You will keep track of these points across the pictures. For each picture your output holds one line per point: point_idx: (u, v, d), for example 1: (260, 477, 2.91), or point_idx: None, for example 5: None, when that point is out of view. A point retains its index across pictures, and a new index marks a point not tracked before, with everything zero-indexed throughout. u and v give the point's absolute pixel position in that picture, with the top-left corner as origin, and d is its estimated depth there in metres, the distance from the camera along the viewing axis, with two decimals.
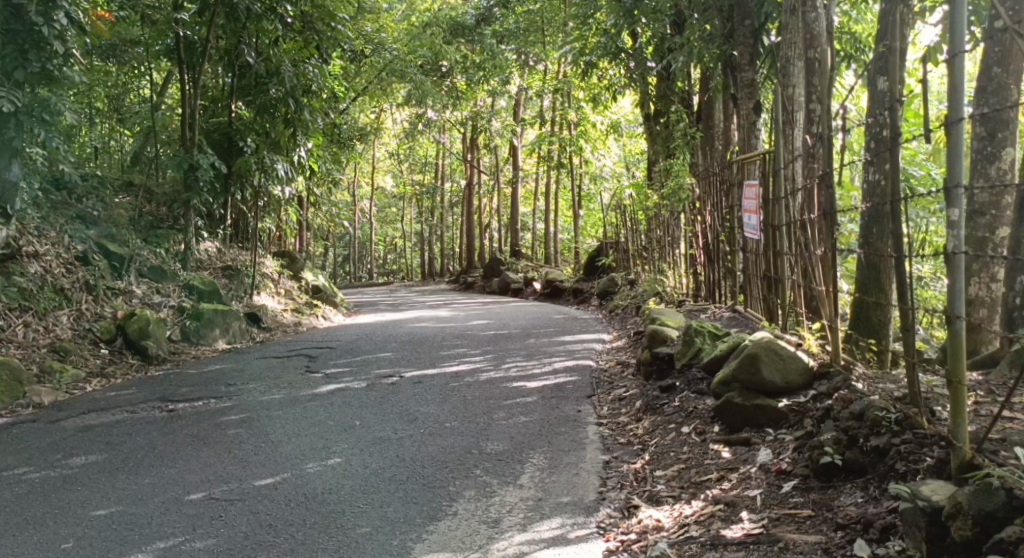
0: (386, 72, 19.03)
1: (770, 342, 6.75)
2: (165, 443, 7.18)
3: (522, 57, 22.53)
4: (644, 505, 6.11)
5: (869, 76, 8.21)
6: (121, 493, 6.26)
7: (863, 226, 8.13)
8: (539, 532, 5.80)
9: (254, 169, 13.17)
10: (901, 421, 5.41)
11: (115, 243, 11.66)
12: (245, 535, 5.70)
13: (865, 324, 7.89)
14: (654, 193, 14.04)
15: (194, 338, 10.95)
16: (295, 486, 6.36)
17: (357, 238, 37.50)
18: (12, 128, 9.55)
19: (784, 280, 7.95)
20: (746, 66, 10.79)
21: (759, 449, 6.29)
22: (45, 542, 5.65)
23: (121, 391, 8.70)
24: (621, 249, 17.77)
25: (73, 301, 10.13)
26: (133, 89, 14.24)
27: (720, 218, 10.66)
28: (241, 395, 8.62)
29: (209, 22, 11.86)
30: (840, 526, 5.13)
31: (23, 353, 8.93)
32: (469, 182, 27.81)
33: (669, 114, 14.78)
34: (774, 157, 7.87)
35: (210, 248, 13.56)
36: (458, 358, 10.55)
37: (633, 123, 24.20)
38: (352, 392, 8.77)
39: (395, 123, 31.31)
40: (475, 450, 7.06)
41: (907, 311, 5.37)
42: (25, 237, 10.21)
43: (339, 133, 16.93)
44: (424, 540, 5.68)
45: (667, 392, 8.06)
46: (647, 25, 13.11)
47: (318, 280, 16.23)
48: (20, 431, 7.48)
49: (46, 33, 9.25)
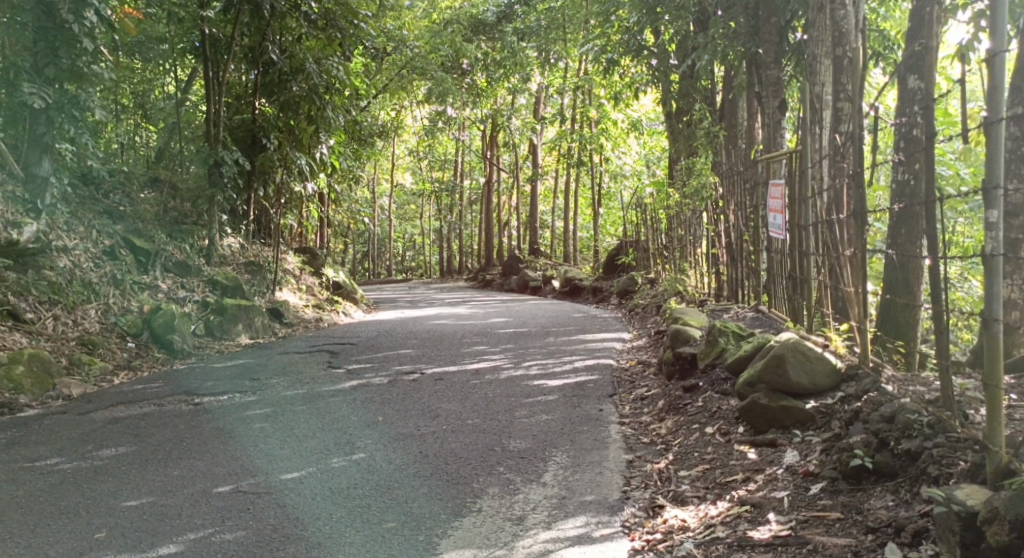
0: (407, 69, 19.19)
1: (797, 342, 6.72)
2: (192, 437, 7.20)
3: (544, 55, 22.44)
4: (669, 506, 6.08)
5: (898, 75, 8.25)
6: (151, 484, 6.28)
7: (891, 226, 8.09)
8: (563, 530, 5.78)
9: (278, 166, 13.22)
10: (933, 425, 5.41)
11: (141, 238, 11.72)
12: (274, 528, 5.70)
13: (893, 326, 7.86)
14: (676, 191, 13.96)
15: (217, 333, 10.99)
16: (321, 480, 6.38)
17: (377, 234, 37.63)
18: (43, 124, 9.76)
19: (809, 280, 7.93)
20: (773, 64, 10.81)
21: (785, 450, 6.25)
22: (79, 532, 5.65)
23: (149, 385, 8.72)
24: (641, 247, 17.75)
25: (101, 295, 10.13)
26: (158, 86, 14.27)
27: (744, 217, 10.61)
28: (265, 389, 8.65)
29: (235, 20, 11.93)
30: (871, 530, 5.06)
31: (53, 346, 8.91)
32: (488, 179, 27.82)
33: (692, 112, 14.74)
34: (801, 155, 7.87)
35: (233, 245, 13.33)
36: (479, 356, 10.55)
37: (655, 120, 24.19)
38: (374, 388, 8.79)
39: (415, 120, 31.44)
40: (498, 447, 7.06)
41: (942, 313, 5.29)
42: (55, 231, 10.33)
43: (361, 131, 17.00)
44: (450, 536, 5.67)
45: (691, 392, 8.04)
46: (670, 23, 13.00)
47: (338, 276, 16.12)
48: (51, 422, 7.52)
49: (77, 31, 9.24)
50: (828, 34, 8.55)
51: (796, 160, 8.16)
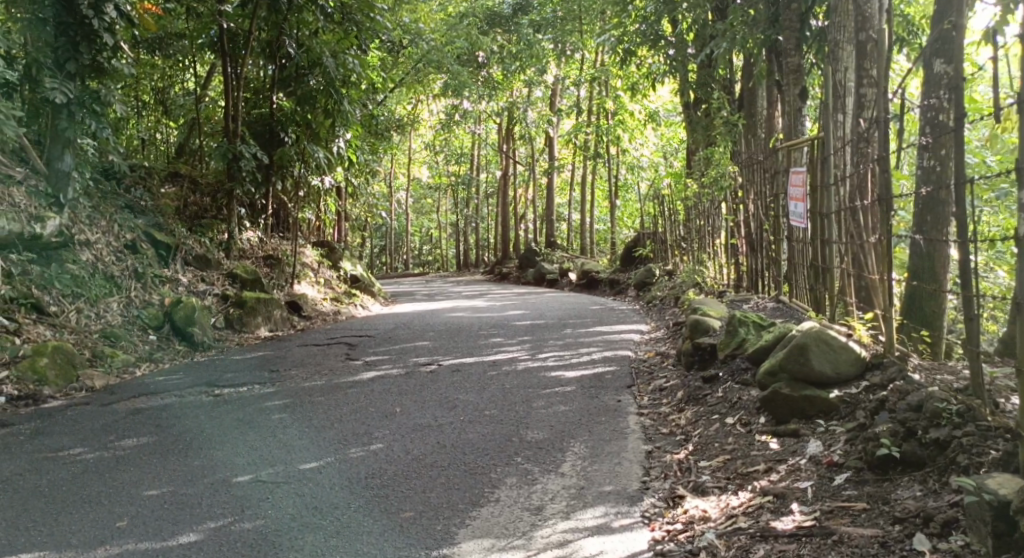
0: (423, 62, 19.15)
1: (820, 332, 6.63)
2: (213, 427, 7.17)
3: (561, 48, 22.20)
4: (689, 496, 6.00)
5: (924, 59, 8.13)
6: (171, 474, 6.25)
7: (916, 213, 8.01)
8: (583, 520, 5.71)
9: (295, 159, 13.18)
10: (962, 413, 5.32)
11: (161, 231, 11.70)
12: (292, 517, 5.66)
13: (918, 315, 7.78)
14: (695, 182, 13.87)
15: (237, 326, 10.96)
16: (339, 470, 6.33)
17: (393, 228, 37.58)
18: (65, 120, 9.53)
19: (832, 269, 7.83)
20: (792, 52, 10.76)
21: (808, 440, 6.16)
22: (100, 520, 5.62)
23: (169, 376, 8.71)
24: (659, 239, 17.64)
25: (123, 288, 10.10)
26: (178, 81, 14.23)
27: (764, 207, 10.49)
28: (284, 381, 8.62)
29: (252, 14, 11.89)
30: (898, 520, 4.98)
31: (76, 338, 8.87)
32: (504, 172, 27.73)
33: (710, 101, 14.64)
34: (823, 142, 7.81)
35: (252, 238, 13.27)
36: (497, 347, 10.49)
37: (672, 111, 24.04)
38: (392, 380, 8.75)
39: (431, 114, 31.38)
40: (516, 438, 7.00)
41: (971, 300, 5.19)
42: (77, 225, 10.31)
43: (377, 124, 16.96)
44: (467, 526, 5.61)
45: (711, 382, 7.95)
46: (688, 11, 12.91)
47: (356, 269, 16.07)
48: (74, 413, 7.50)
49: (97, 26, 9.14)
50: (850, 20, 8.48)
51: (818, 148, 8.09)
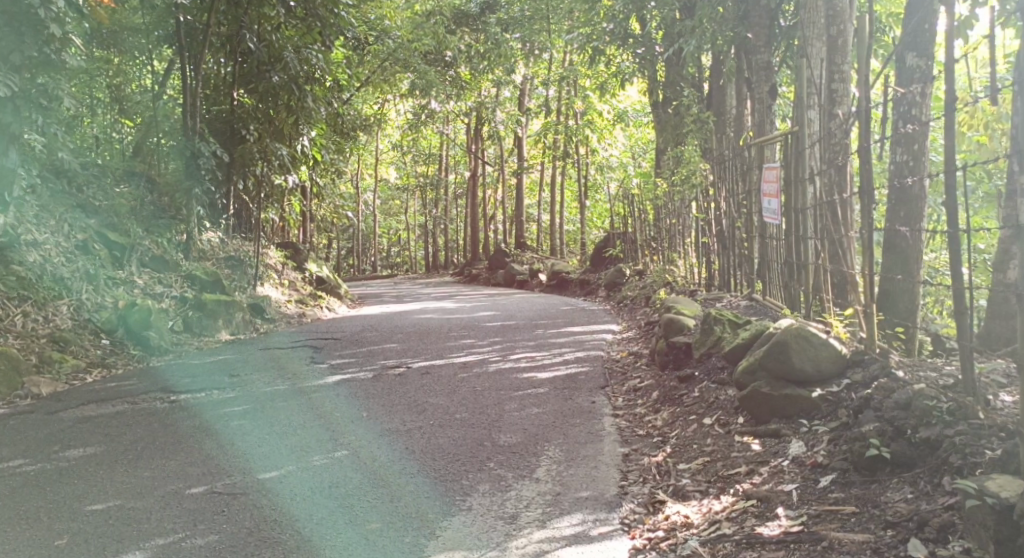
0: (390, 61, 18.93)
1: (800, 328, 6.40)
2: (167, 435, 6.84)
3: (528, 46, 21.80)
4: (670, 501, 5.77)
5: (896, 54, 7.95)
6: (119, 487, 5.92)
7: (890, 207, 7.85)
8: (559, 529, 5.46)
9: (256, 158, 12.82)
10: (953, 412, 5.13)
11: (116, 232, 11.32)
12: (249, 531, 5.35)
13: (894, 310, 7.62)
14: (665, 181, 13.65)
15: (196, 329, 10.60)
16: (301, 479, 6.04)
17: (361, 230, 37.18)
18: (10, 114, 8.90)
19: (807, 265, 7.63)
20: (762, 48, 10.54)
21: (790, 441, 5.95)
22: (39, 539, 5.28)
23: (122, 382, 8.34)
24: (628, 239, 17.45)
25: (73, 291, 9.71)
26: (134, 78, 13.83)
27: (735, 203, 10.27)
28: (244, 386, 8.29)
29: (211, 8, 11.50)
30: (891, 525, 4.77)
31: (22, 343, 8.47)
32: (473, 173, 27.41)
33: (679, 100, 14.40)
34: (798, 136, 7.62)
35: (213, 239, 13.11)
36: (466, 349, 10.20)
37: (640, 110, 23.89)
38: (358, 383, 8.45)
39: (398, 114, 31.06)
40: (487, 442, 6.74)
41: (961, 292, 4.99)
42: (24, 226, 9.93)
43: (343, 124, 16.63)
44: (438, 537, 5.34)
45: (686, 382, 7.73)
46: (657, 8, 12.79)
47: (321, 271, 15.69)
48: (18, 422, 7.14)
49: (43, 15, 8.66)
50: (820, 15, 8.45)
51: (791, 142, 7.90)
